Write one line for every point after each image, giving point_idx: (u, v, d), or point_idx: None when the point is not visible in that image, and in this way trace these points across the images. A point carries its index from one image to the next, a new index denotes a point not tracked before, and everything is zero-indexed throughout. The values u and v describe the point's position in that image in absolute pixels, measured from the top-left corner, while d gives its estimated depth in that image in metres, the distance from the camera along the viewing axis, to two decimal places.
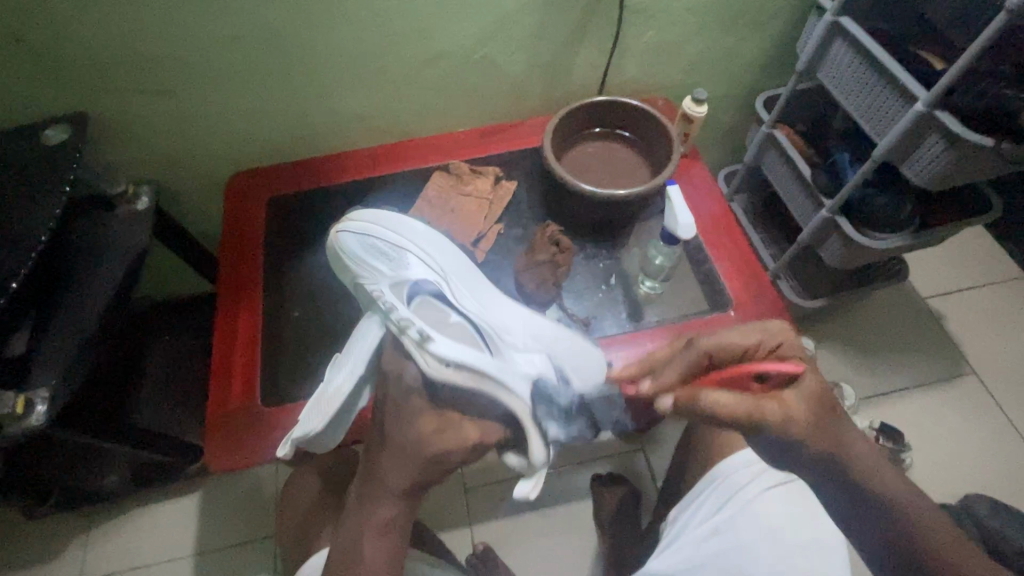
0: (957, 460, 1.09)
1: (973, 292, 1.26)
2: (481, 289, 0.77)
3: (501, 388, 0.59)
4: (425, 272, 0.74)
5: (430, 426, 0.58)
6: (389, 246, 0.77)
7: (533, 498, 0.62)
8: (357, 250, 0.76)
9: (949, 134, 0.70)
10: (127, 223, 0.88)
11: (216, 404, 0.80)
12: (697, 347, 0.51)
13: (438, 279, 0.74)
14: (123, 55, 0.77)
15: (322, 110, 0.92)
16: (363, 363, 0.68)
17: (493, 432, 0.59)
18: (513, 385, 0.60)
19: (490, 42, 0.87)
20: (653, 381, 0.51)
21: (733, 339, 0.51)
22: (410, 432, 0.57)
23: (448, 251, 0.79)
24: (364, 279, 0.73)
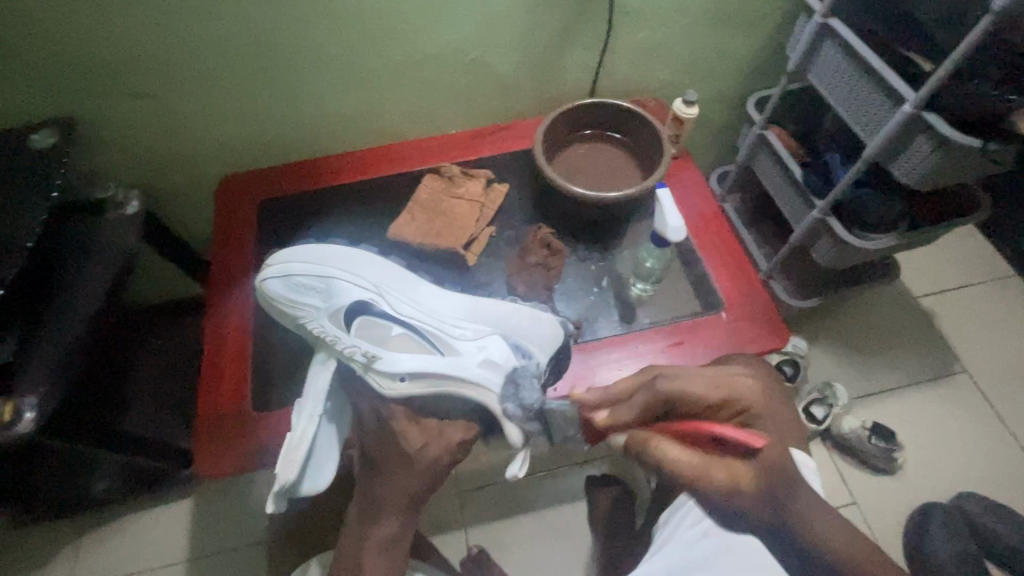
0: (949, 460, 1.09)
1: (965, 292, 1.27)
2: (416, 285, 0.77)
3: (460, 385, 0.69)
4: (356, 291, 0.74)
5: (417, 435, 0.71)
6: (315, 275, 0.75)
7: (522, 476, 0.72)
8: (285, 294, 0.74)
9: (937, 135, 0.71)
10: (117, 227, 0.87)
11: (206, 410, 0.79)
12: (656, 391, 0.57)
13: (373, 295, 0.75)
14: (112, 59, 0.77)
15: (313, 113, 0.91)
16: (323, 399, 0.70)
17: (470, 425, 0.73)
18: (471, 381, 0.70)
19: (480, 43, 0.86)
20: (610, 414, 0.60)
21: (693, 391, 0.57)
22: (398, 450, 0.70)
23: (373, 261, 0.77)
24: (302, 318, 0.74)
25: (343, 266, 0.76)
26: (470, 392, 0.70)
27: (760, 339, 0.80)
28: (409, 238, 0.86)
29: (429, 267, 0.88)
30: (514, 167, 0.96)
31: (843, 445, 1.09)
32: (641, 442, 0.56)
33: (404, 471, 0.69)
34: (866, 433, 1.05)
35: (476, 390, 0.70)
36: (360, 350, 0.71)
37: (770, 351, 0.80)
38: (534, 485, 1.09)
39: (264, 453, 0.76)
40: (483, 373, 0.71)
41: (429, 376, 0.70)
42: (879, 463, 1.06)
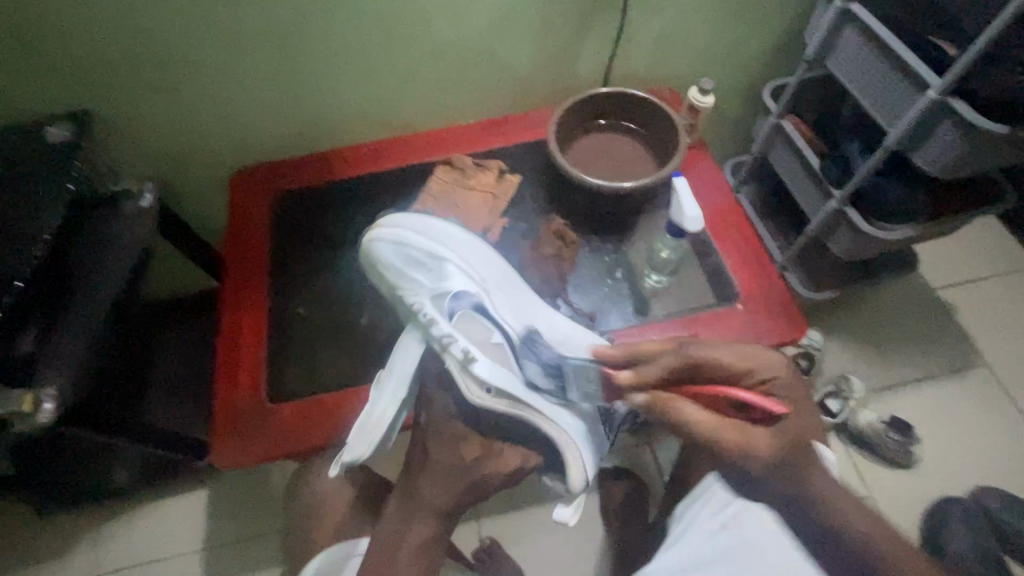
0: (967, 454, 1.08)
1: (985, 283, 1.24)
2: (512, 296, 0.78)
3: (537, 415, 0.66)
4: (467, 285, 0.75)
5: (480, 452, 0.68)
6: (429, 256, 0.76)
7: (571, 524, 0.75)
8: (396, 262, 0.76)
9: (962, 122, 0.69)
10: (132, 220, 0.87)
11: (222, 401, 0.79)
12: (687, 354, 0.57)
13: (480, 294, 0.75)
14: (127, 52, 0.77)
15: (325, 104, 0.91)
16: (405, 383, 0.70)
17: (531, 457, 0.70)
18: (548, 416, 0.67)
19: (494, 33, 0.85)
20: (633, 373, 0.58)
21: (720, 357, 0.58)
22: (455, 460, 0.67)
23: (485, 257, 0.79)
24: (404, 292, 0.75)
25: (460, 259, 0.77)
26: (547, 425, 0.67)
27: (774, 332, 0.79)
28: None
29: None
30: (527, 158, 0.96)
31: (859, 438, 1.08)
32: (663, 406, 0.56)
33: (458, 477, 0.66)
34: (881, 425, 1.04)
35: (551, 426, 0.67)
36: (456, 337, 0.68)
37: (785, 343, 0.79)
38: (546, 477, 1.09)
39: (280, 443, 0.77)
40: (564, 415, 0.69)
41: (510, 397, 0.66)
42: (896, 457, 1.05)
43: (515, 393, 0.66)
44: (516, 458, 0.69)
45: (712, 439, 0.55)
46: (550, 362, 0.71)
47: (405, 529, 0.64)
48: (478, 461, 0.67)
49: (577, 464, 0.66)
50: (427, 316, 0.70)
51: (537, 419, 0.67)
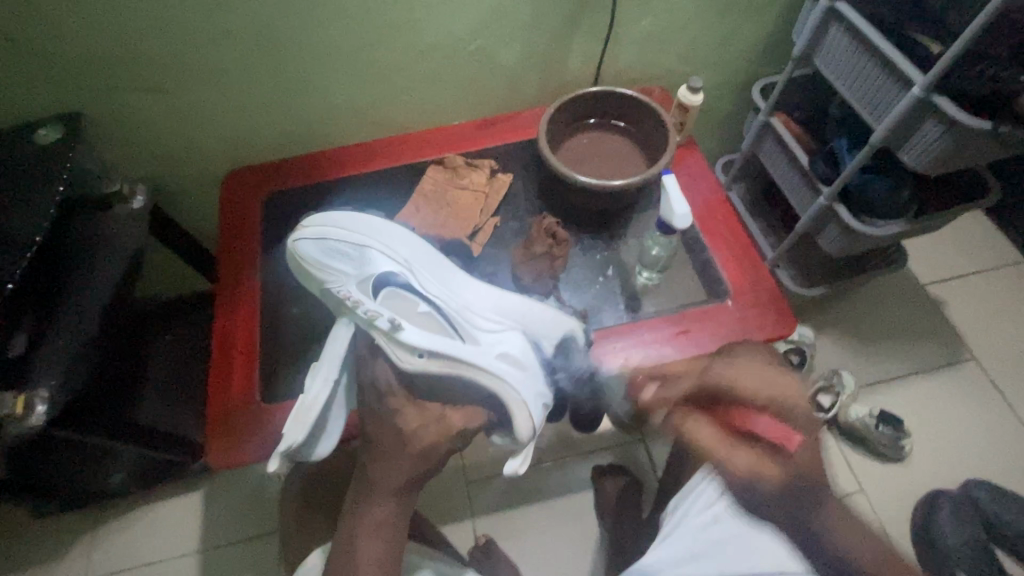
0: (957, 448, 1.09)
1: (973, 278, 1.26)
2: (439, 270, 0.76)
3: (472, 368, 0.67)
4: (391, 263, 0.73)
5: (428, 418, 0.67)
6: (352, 245, 0.74)
7: (521, 473, 0.72)
8: (318, 256, 0.73)
9: (945, 119, 0.69)
10: (124, 222, 0.88)
11: (214, 403, 0.79)
12: (708, 377, 0.66)
13: (406, 271, 0.74)
14: (116, 54, 0.77)
15: (316, 105, 0.91)
16: (339, 365, 0.70)
17: (477, 417, 0.69)
18: (484, 369, 0.67)
19: (484, 33, 0.86)
20: (658, 391, 0.71)
21: (745, 385, 0.64)
22: (408, 433, 0.66)
23: (407, 237, 0.76)
24: (329, 284, 0.72)
25: (381, 243, 0.75)
26: (483, 376, 0.67)
27: (759, 328, 0.79)
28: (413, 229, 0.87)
29: None
30: (519, 158, 0.96)
31: (850, 433, 1.09)
32: (678, 422, 0.67)
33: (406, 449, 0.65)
34: (872, 421, 1.05)
35: (490, 377, 0.67)
36: (383, 316, 0.68)
37: (775, 340, 0.79)
38: (541, 474, 1.09)
39: (271, 444, 0.76)
40: (497, 363, 0.69)
41: (437, 362, 0.67)
42: (887, 452, 1.06)
43: (448, 353, 0.67)
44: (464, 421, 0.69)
45: (717, 457, 0.63)
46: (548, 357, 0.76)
47: (362, 512, 0.62)
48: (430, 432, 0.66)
49: (522, 413, 0.67)
50: (354, 303, 0.69)
51: (474, 375, 0.67)
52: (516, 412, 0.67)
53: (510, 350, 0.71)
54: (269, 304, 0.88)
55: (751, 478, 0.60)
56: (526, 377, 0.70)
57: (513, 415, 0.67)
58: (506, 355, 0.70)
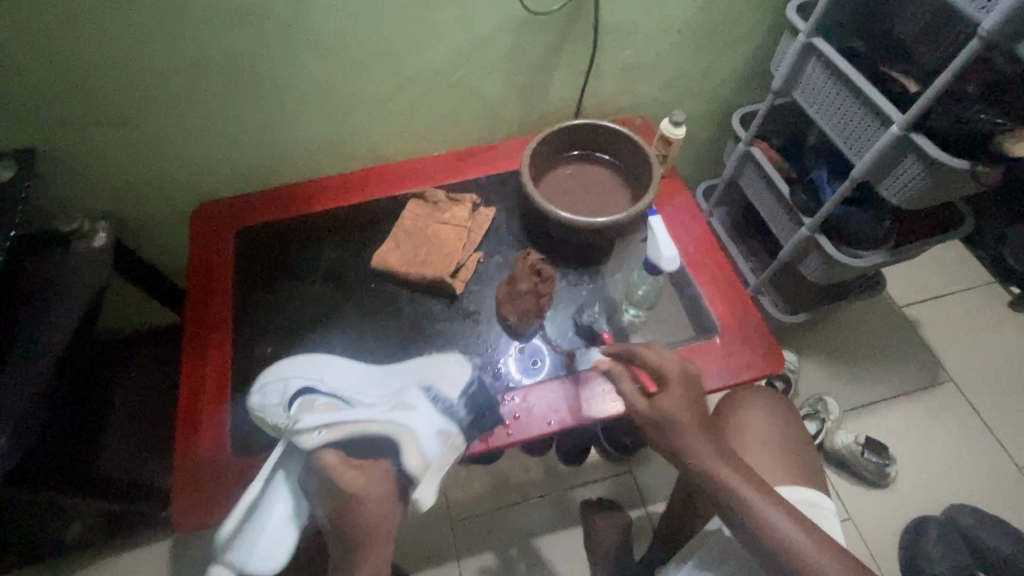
0: (939, 471, 1.10)
1: (948, 299, 1.28)
2: (339, 366, 0.73)
3: (368, 421, 0.65)
4: (302, 373, 0.71)
5: (351, 476, 0.62)
6: (273, 377, 0.70)
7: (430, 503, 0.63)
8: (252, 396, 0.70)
9: (925, 157, 0.70)
10: (84, 261, 0.84)
11: (183, 459, 0.74)
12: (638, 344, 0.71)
13: (313, 378, 0.70)
14: (74, 88, 0.73)
15: (291, 137, 0.88)
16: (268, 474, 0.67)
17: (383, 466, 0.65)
18: (377, 420, 0.65)
19: (464, 65, 0.84)
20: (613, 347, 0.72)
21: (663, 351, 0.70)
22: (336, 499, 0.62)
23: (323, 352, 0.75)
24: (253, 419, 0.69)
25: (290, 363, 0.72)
26: (370, 423, 0.65)
27: (745, 364, 0.78)
28: (393, 266, 0.85)
29: (415, 295, 0.86)
30: (501, 189, 0.94)
31: (836, 459, 1.09)
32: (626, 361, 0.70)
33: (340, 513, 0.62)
34: (858, 447, 1.05)
35: (379, 424, 0.65)
36: (285, 419, 0.66)
37: (765, 377, 0.78)
38: (529, 510, 1.07)
39: (245, 502, 0.72)
40: (394, 411, 0.66)
41: (324, 431, 0.64)
42: (873, 479, 1.06)
43: (346, 418, 0.65)
44: (387, 477, 0.64)
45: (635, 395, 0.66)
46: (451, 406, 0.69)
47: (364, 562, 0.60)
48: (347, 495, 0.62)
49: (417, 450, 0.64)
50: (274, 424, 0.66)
51: (362, 428, 0.64)
52: (412, 449, 0.64)
53: (406, 396, 0.69)
54: (242, 347, 0.83)
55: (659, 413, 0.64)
56: (417, 416, 0.66)
57: (405, 452, 0.64)
58: (403, 399, 0.68)
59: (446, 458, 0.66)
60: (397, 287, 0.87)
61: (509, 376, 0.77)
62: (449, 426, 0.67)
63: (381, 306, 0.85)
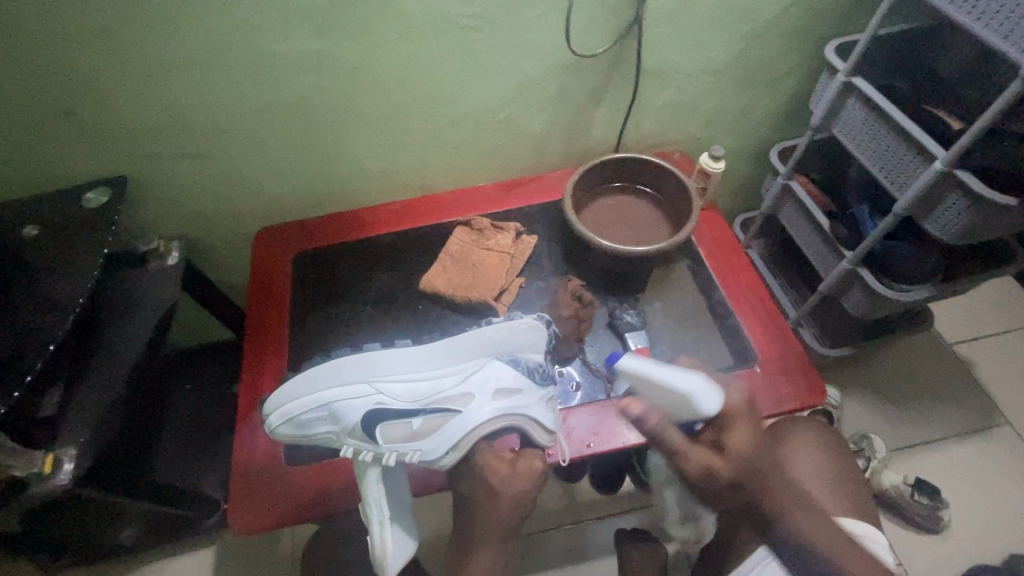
0: (997, 518, 1.04)
1: (1001, 338, 1.24)
2: (384, 369, 0.72)
3: (473, 421, 0.71)
4: (351, 397, 0.71)
5: (506, 467, 0.71)
6: (313, 407, 0.70)
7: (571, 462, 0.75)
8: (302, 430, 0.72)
9: (971, 193, 0.70)
10: (158, 278, 0.91)
11: (237, 466, 0.78)
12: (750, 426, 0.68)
13: (374, 396, 0.71)
14: (166, 124, 0.81)
15: (349, 168, 0.95)
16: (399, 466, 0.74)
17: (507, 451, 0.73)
18: (485, 418, 0.71)
19: (512, 103, 0.90)
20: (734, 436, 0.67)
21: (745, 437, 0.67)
22: (509, 481, 0.70)
23: (380, 363, 0.73)
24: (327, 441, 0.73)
25: (332, 389, 0.71)
26: (493, 422, 0.71)
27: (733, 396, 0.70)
28: (440, 289, 0.89)
29: (460, 317, 0.90)
30: (543, 218, 0.98)
31: (883, 500, 1.05)
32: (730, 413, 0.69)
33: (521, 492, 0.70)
34: (908, 489, 1.01)
35: (499, 422, 0.71)
36: (410, 448, 0.71)
37: (806, 408, 0.78)
38: (563, 535, 1.08)
39: (297, 509, 0.75)
40: (495, 400, 0.72)
41: (464, 438, 0.71)
42: (924, 522, 1.02)
43: (452, 427, 0.71)
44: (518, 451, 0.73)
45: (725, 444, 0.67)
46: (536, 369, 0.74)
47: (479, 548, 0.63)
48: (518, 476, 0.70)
49: (536, 422, 0.72)
50: (356, 450, 0.71)
51: (495, 425, 0.71)
52: (533, 422, 0.72)
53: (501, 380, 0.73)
54: (297, 362, 0.88)
55: (727, 452, 0.66)
56: (527, 398, 0.72)
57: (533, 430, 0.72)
58: (501, 385, 0.72)
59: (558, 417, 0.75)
60: (443, 310, 0.91)
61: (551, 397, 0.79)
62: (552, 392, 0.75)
63: (427, 327, 0.90)
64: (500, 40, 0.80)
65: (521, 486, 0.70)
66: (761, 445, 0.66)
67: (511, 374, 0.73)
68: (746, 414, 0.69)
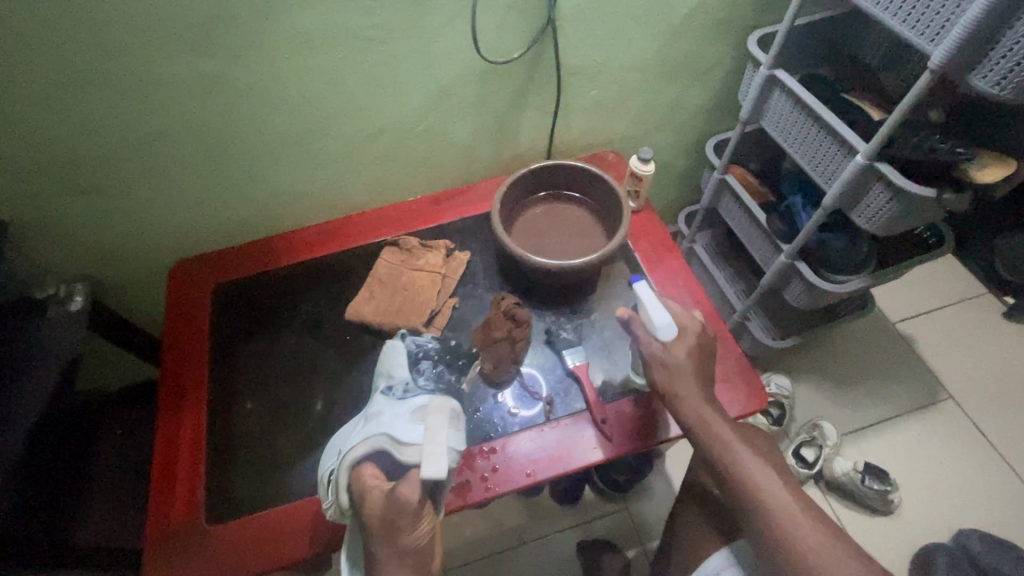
0: (945, 494, 1.06)
1: (941, 313, 1.26)
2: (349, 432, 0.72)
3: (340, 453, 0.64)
4: (330, 458, 0.69)
5: (380, 493, 0.60)
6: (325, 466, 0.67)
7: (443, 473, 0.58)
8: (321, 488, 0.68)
9: (892, 185, 0.69)
10: (58, 327, 0.83)
11: (156, 530, 0.72)
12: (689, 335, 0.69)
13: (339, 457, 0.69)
14: (44, 160, 0.74)
15: (261, 192, 0.89)
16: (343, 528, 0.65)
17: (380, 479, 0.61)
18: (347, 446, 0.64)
19: (430, 114, 0.85)
20: (676, 349, 0.68)
21: (681, 347, 0.68)
22: (377, 510, 0.58)
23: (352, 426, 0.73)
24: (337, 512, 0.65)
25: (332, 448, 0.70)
26: (354, 448, 0.63)
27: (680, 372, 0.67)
28: (368, 316, 0.84)
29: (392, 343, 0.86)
30: (475, 232, 0.94)
31: (836, 487, 1.06)
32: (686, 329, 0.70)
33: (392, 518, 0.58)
34: (859, 475, 1.02)
35: (356, 444, 0.63)
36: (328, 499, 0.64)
37: (749, 413, 0.77)
38: (521, 554, 1.05)
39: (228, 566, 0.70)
40: (362, 426, 0.66)
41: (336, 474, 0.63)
42: (877, 506, 1.03)
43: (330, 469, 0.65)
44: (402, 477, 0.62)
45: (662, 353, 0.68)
46: (406, 387, 0.69)
47: None
48: (383, 498, 0.59)
49: (387, 437, 0.63)
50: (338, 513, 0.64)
51: (353, 453, 0.62)
52: (385, 438, 0.63)
53: (373, 407, 0.68)
54: (219, 407, 0.82)
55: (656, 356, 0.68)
56: (388, 416, 0.65)
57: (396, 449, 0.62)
58: (370, 410, 0.67)
59: (430, 426, 0.63)
60: (375, 337, 0.86)
61: (489, 424, 0.75)
62: (418, 402, 0.66)
63: (359, 357, 0.85)
64: (408, 50, 0.75)
65: (388, 511, 0.58)
66: (696, 362, 0.68)
67: (384, 399, 0.68)
68: (690, 336, 0.69)
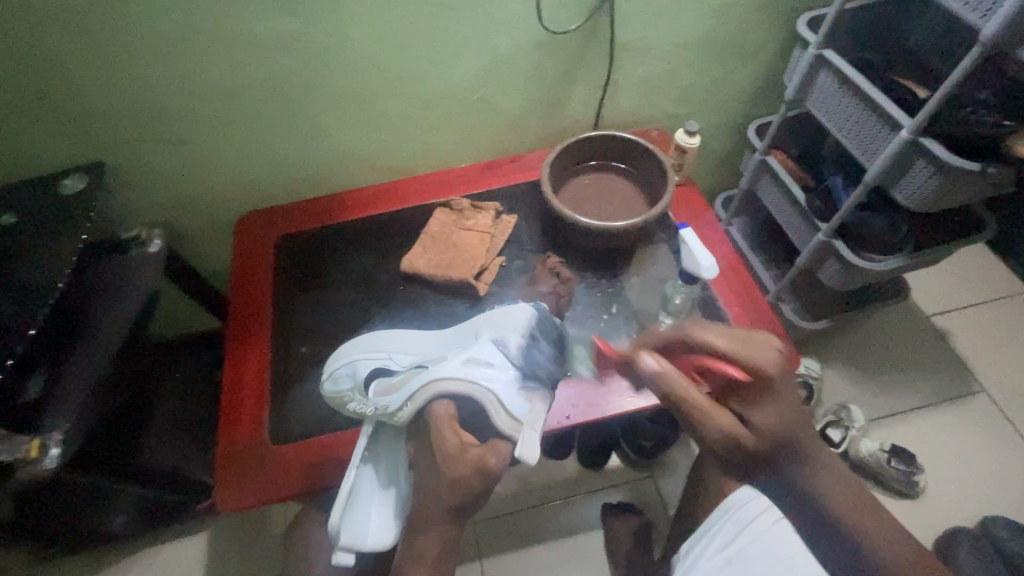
0: (972, 483, 1.07)
1: (977, 309, 1.26)
2: (402, 343, 0.80)
3: (433, 379, 0.65)
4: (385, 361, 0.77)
5: (462, 438, 0.61)
6: (375, 370, 0.76)
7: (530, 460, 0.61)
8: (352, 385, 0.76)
9: (935, 160, 0.71)
10: (139, 266, 0.91)
11: (225, 449, 0.79)
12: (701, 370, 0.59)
13: (387, 359, 0.78)
14: (142, 107, 0.81)
15: (326, 151, 0.95)
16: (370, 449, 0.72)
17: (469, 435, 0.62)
18: (449, 376, 0.65)
19: (487, 83, 0.90)
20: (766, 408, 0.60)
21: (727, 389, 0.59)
22: (457, 457, 0.59)
23: (412, 336, 0.82)
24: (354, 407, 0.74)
25: (389, 344, 0.80)
26: (450, 382, 0.64)
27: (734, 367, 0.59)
28: (421, 269, 0.90)
29: (441, 296, 0.91)
30: (522, 198, 0.99)
31: (861, 468, 1.08)
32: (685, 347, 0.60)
33: (474, 479, 0.58)
34: (884, 455, 1.04)
35: (457, 381, 0.64)
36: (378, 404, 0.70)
37: None
38: (550, 511, 1.10)
39: (280, 487, 0.76)
40: (470, 369, 0.66)
41: (418, 390, 0.65)
42: (901, 488, 1.05)
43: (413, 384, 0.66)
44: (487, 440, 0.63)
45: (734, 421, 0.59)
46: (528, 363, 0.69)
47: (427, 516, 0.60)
48: (469, 447, 0.60)
49: (494, 397, 0.63)
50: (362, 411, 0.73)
51: (454, 387, 0.64)
52: (495, 399, 0.63)
53: (477, 355, 0.68)
54: (280, 345, 0.89)
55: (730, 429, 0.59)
56: (496, 374, 0.66)
57: (493, 410, 0.63)
58: (476, 355, 0.68)
59: (533, 409, 0.64)
60: (425, 290, 0.92)
61: None
62: (527, 380, 0.68)
63: (411, 308, 0.91)
64: (473, 17, 0.80)
65: (471, 473, 0.58)
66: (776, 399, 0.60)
67: (495, 353, 0.69)
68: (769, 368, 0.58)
